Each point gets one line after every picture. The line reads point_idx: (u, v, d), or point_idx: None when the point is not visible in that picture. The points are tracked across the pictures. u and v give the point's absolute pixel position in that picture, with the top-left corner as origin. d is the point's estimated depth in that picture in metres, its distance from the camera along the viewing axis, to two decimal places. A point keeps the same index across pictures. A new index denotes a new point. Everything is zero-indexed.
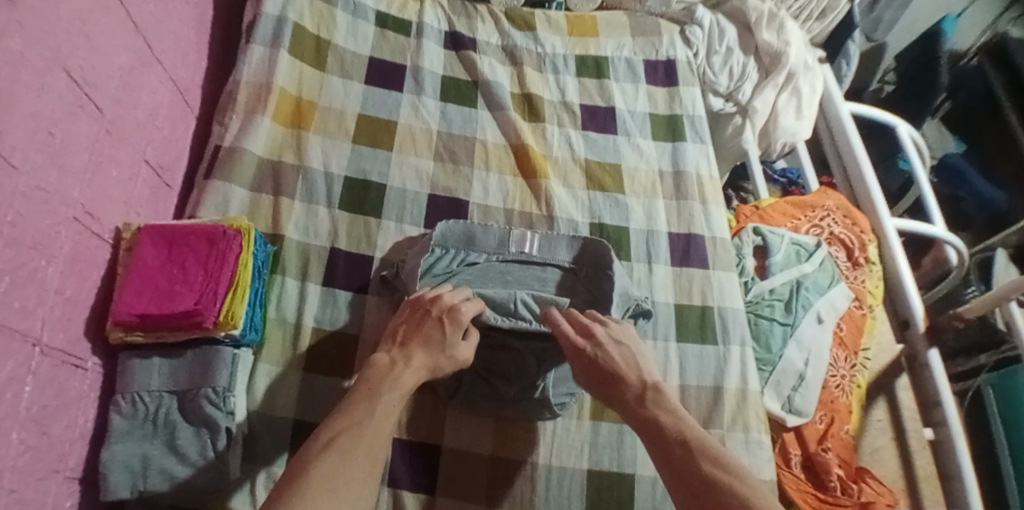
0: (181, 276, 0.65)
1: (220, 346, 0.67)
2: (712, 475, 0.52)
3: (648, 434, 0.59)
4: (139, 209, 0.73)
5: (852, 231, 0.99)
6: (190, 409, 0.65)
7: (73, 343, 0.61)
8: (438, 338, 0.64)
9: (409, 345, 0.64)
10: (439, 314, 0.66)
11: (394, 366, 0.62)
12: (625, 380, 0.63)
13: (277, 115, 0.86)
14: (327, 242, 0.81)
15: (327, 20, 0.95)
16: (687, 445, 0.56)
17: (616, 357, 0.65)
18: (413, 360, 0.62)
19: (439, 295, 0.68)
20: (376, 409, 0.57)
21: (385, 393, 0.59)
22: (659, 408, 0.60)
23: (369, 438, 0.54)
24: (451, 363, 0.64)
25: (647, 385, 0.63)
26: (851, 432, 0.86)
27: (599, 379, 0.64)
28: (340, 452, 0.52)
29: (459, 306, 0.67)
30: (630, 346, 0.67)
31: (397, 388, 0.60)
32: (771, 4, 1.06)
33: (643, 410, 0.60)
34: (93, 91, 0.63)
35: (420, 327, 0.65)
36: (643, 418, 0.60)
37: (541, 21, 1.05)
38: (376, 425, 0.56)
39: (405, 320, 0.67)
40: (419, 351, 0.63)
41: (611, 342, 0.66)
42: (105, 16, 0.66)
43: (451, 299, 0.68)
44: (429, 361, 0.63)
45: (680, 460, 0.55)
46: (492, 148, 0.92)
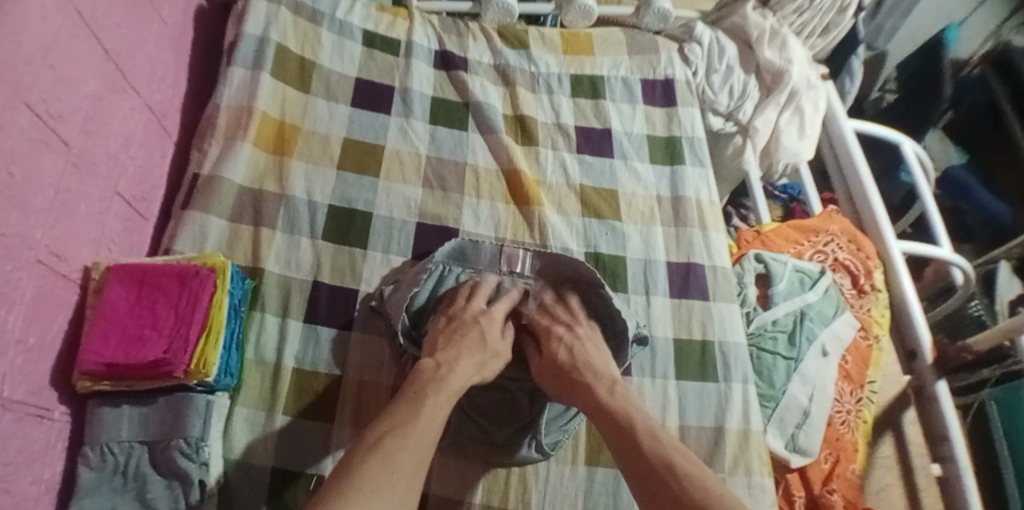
0: (151, 320, 0.61)
1: (192, 393, 0.63)
2: (679, 468, 0.56)
3: (606, 423, 0.63)
4: (111, 245, 0.70)
5: (857, 257, 0.96)
6: (161, 460, 0.62)
7: (37, 393, 0.57)
8: (478, 337, 0.71)
9: (454, 351, 0.68)
10: (475, 317, 0.73)
11: (440, 369, 0.65)
12: (588, 373, 0.68)
13: (259, 140, 0.83)
14: (309, 275, 0.77)
15: (312, 39, 0.92)
16: (651, 435, 0.60)
17: (589, 353, 0.71)
18: (459, 364, 0.66)
19: (467, 304, 0.76)
20: (422, 409, 0.59)
21: (432, 394, 0.61)
22: (622, 401, 0.64)
23: (416, 437, 0.56)
24: (490, 356, 0.70)
25: (615, 382, 0.68)
26: (857, 472, 0.82)
27: (563, 374, 0.69)
28: (390, 452, 0.54)
29: (490, 309, 0.75)
30: (596, 344, 0.74)
31: (444, 390, 0.63)
32: (773, 20, 1.01)
33: (609, 400, 0.64)
34: (59, 124, 0.59)
35: (459, 331, 0.71)
36: (603, 410, 0.64)
37: (534, 39, 1.01)
38: (422, 425, 0.58)
39: (446, 328, 0.72)
40: (465, 355, 0.68)
41: (582, 341, 0.73)
42: (73, 42, 0.62)
43: (479, 305, 0.76)
44: (473, 360, 0.68)
45: (645, 450, 0.58)
46: (483, 174, 0.88)
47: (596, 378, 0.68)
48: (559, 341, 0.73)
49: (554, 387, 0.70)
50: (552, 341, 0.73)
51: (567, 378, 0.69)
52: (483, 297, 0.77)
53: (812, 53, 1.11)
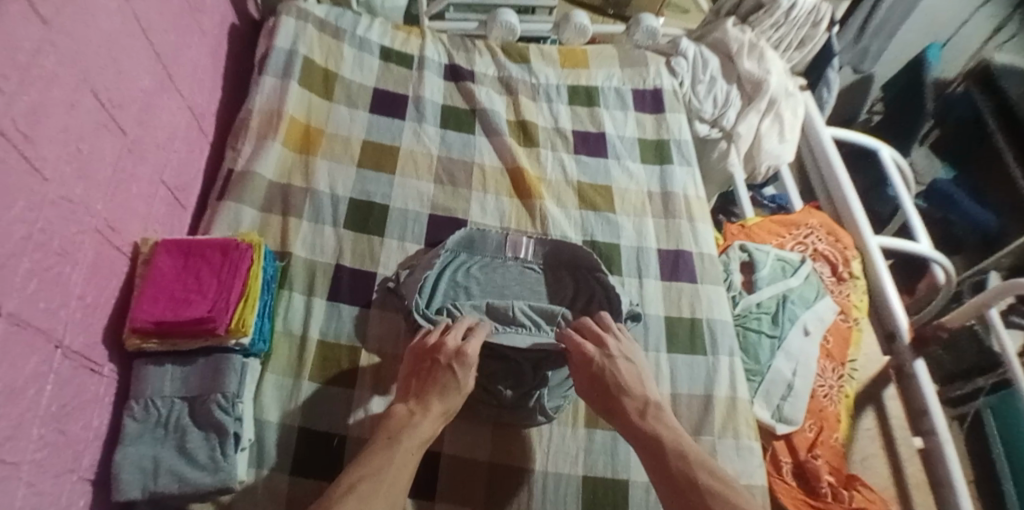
0: (195, 285, 0.69)
1: (231, 353, 0.70)
2: (706, 488, 0.59)
3: (644, 447, 0.65)
4: (156, 227, 0.78)
5: (835, 247, 1.03)
6: (200, 413, 0.68)
7: (92, 347, 0.64)
8: (450, 384, 0.68)
9: (425, 396, 0.67)
10: (450, 359, 0.70)
11: (413, 415, 0.65)
12: (623, 395, 0.69)
13: (287, 140, 0.92)
14: (332, 258, 0.85)
15: (336, 53, 1.02)
16: (680, 453, 0.63)
17: (619, 370, 0.71)
18: (430, 412, 0.66)
19: (443, 339, 0.72)
20: (393, 459, 0.61)
21: (404, 443, 0.63)
22: (654, 424, 0.66)
23: (386, 488, 0.59)
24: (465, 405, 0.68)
25: (649, 402, 0.69)
26: (840, 440, 0.88)
27: (599, 395, 0.70)
28: (366, 503, 0.56)
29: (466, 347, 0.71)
30: (628, 358, 0.73)
31: (416, 437, 0.63)
32: (751, 35, 1.11)
33: (642, 424, 0.66)
34: (118, 112, 0.68)
35: (432, 375, 0.69)
36: (640, 434, 0.65)
37: (535, 54, 1.11)
38: (393, 475, 0.60)
39: (417, 371, 0.70)
40: (434, 403, 0.67)
41: (612, 357, 0.72)
42: (130, 44, 0.72)
43: (454, 341, 0.72)
44: (444, 408, 0.67)
45: (675, 470, 0.61)
46: (489, 172, 0.97)
47: (630, 397, 0.69)
48: (585, 359, 0.71)
49: (592, 404, 0.71)
50: (580, 359, 0.72)
51: (603, 394, 0.70)
52: (459, 332, 0.73)
53: (791, 65, 1.21)
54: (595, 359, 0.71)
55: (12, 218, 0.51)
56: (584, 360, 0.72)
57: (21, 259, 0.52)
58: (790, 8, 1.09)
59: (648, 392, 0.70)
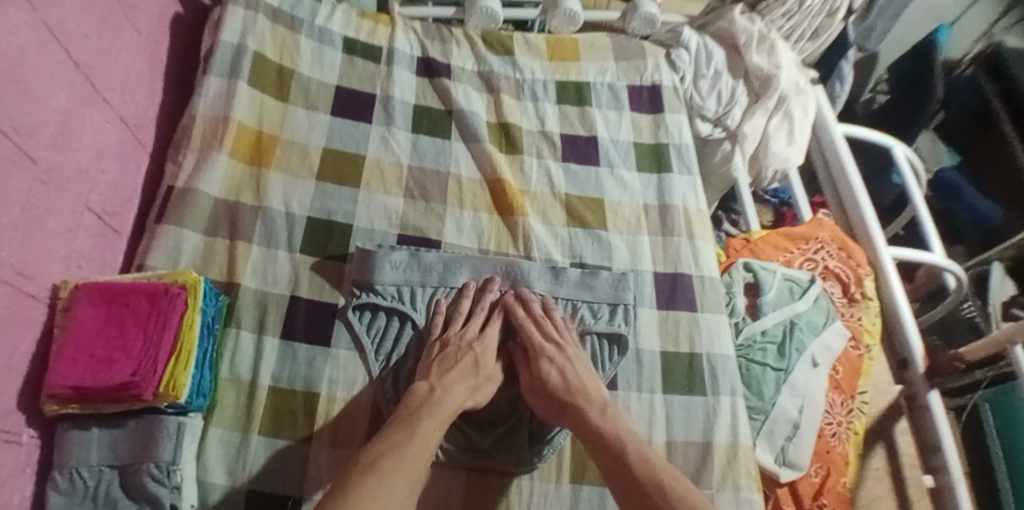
0: (119, 340, 0.59)
1: (163, 416, 0.61)
2: (669, 486, 0.59)
3: (601, 448, 0.64)
4: (82, 262, 0.68)
5: (848, 265, 0.94)
6: (132, 484, 0.60)
7: (4, 417, 0.55)
8: (472, 364, 0.71)
9: (447, 377, 0.68)
10: (470, 342, 0.73)
11: (433, 391, 0.67)
12: (582, 398, 0.69)
13: (235, 150, 0.81)
14: (287, 289, 0.75)
15: (291, 47, 0.90)
16: (642, 454, 0.62)
17: (579, 374, 0.71)
18: (454, 387, 0.68)
19: (463, 326, 0.75)
20: (418, 432, 0.62)
21: (426, 418, 0.64)
22: (614, 423, 0.66)
23: (409, 460, 0.58)
24: (481, 382, 0.71)
25: (606, 404, 0.69)
26: (848, 484, 0.80)
27: (553, 397, 0.70)
28: (384, 475, 0.56)
29: (485, 334, 0.75)
30: (585, 364, 0.73)
31: (438, 413, 0.65)
32: (761, 25, 1.00)
33: (601, 424, 0.66)
34: (27, 140, 0.57)
35: (451, 358, 0.71)
36: (596, 437, 0.65)
37: (519, 45, 1.00)
38: (416, 448, 0.60)
39: (439, 353, 0.72)
40: (458, 379, 0.69)
41: (571, 362, 0.72)
42: (41, 54, 0.60)
43: (472, 329, 0.75)
44: (469, 386, 0.69)
45: (637, 473, 0.61)
46: (466, 184, 0.86)
47: (588, 401, 0.68)
48: (549, 363, 0.72)
49: (545, 411, 0.70)
50: (542, 363, 0.72)
51: (556, 400, 0.69)
52: (478, 322, 0.76)
53: (801, 57, 1.10)
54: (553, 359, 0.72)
55: None
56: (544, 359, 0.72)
57: None
58: None
59: (601, 396, 0.70)
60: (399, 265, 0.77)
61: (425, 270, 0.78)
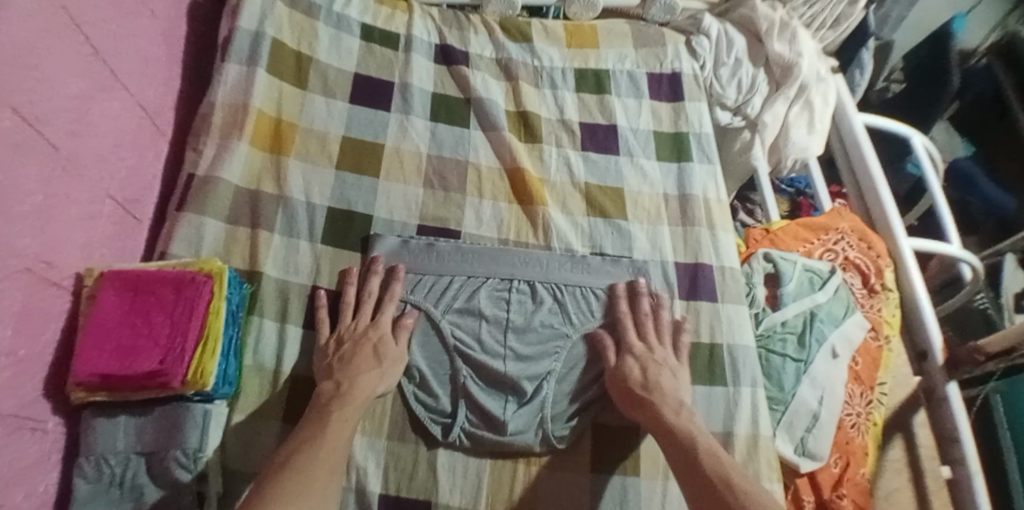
0: (146, 329, 0.60)
1: (190, 403, 0.62)
2: (736, 484, 0.59)
3: (673, 444, 0.65)
4: (103, 250, 0.68)
5: (868, 256, 0.94)
6: (158, 471, 0.61)
7: (29, 405, 0.55)
8: (371, 350, 0.69)
9: (350, 368, 0.67)
10: (367, 329, 0.71)
11: (341, 386, 0.66)
12: (657, 394, 0.69)
13: (255, 139, 0.80)
14: (308, 278, 0.76)
15: (309, 33, 0.89)
16: (712, 456, 0.63)
17: (660, 373, 0.71)
18: (360, 378, 0.67)
19: (360, 313, 0.73)
20: (330, 425, 0.62)
21: (335, 411, 0.63)
22: (686, 423, 0.66)
23: (325, 453, 0.59)
24: (391, 367, 0.69)
25: (682, 404, 0.69)
26: (866, 475, 0.81)
27: (632, 393, 0.70)
28: (300, 473, 0.56)
29: (378, 319, 0.72)
30: (669, 364, 0.73)
31: (348, 403, 0.64)
32: (782, 12, 0.98)
33: (674, 422, 0.66)
34: (46, 128, 0.57)
35: (352, 351, 0.69)
36: (670, 434, 0.65)
37: (537, 31, 0.98)
38: (331, 440, 0.60)
39: (337, 348, 0.70)
40: (363, 369, 0.68)
41: (656, 362, 0.72)
42: (58, 40, 0.59)
43: (366, 316, 0.73)
44: (376, 371, 0.68)
45: (704, 467, 0.61)
46: (486, 173, 0.86)
47: (664, 398, 0.69)
48: (634, 360, 0.72)
49: (623, 404, 0.71)
50: (626, 360, 0.72)
51: (632, 395, 0.70)
52: (369, 309, 0.73)
53: (822, 45, 1.08)
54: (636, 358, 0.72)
55: None
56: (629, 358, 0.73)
57: None
58: None
59: (678, 395, 0.70)
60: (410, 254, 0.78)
61: (444, 259, 0.78)
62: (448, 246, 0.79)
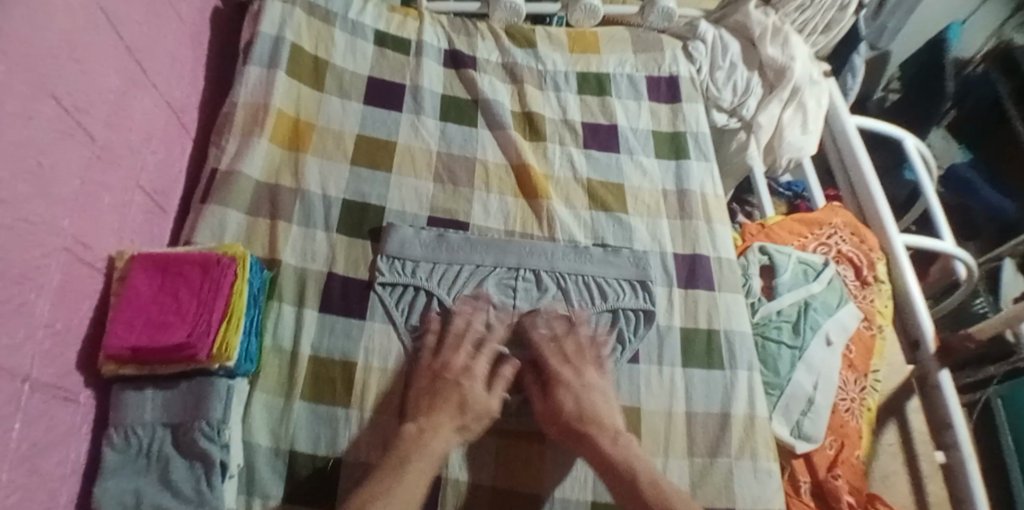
0: (174, 306, 0.63)
1: (214, 377, 0.65)
2: None
3: (613, 477, 0.68)
4: (133, 236, 0.72)
5: (860, 249, 0.97)
6: (183, 441, 0.64)
7: (65, 376, 0.59)
8: (458, 399, 0.71)
9: (434, 415, 0.69)
10: (457, 377, 0.73)
11: (424, 432, 0.68)
12: (595, 427, 0.71)
13: (275, 136, 0.85)
14: (324, 266, 0.80)
15: (326, 39, 0.94)
16: (654, 487, 0.66)
17: (594, 402, 0.73)
18: (441, 429, 0.69)
19: (451, 357, 0.74)
20: (407, 474, 0.63)
21: (415, 458, 0.65)
22: (626, 453, 0.69)
23: (399, 501, 0.61)
24: (476, 416, 0.71)
25: (618, 432, 0.71)
26: (862, 457, 0.83)
27: (568, 425, 0.71)
28: None
29: (474, 363, 0.74)
30: (602, 389, 0.75)
31: (427, 453, 0.66)
32: (775, 18, 1.03)
33: (614, 454, 0.69)
34: (84, 117, 0.62)
35: (442, 395, 0.71)
36: (609, 470, 0.68)
37: (541, 38, 1.04)
38: (406, 488, 0.62)
39: (424, 391, 0.72)
40: (445, 420, 0.69)
41: (588, 388, 0.74)
42: (96, 37, 0.64)
43: (462, 359, 0.75)
44: (454, 422, 0.70)
45: (648, 498, 0.65)
46: (493, 169, 0.90)
47: (601, 430, 0.71)
48: (565, 390, 0.73)
49: (558, 434, 0.72)
50: (559, 389, 0.73)
51: (568, 427, 0.71)
52: (468, 350, 0.75)
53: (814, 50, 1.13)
54: (565, 387, 0.73)
55: None
56: (556, 388, 0.74)
57: None
58: None
59: (613, 421, 0.72)
60: (419, 244, 0.81)
61: (451, 248, 0.82)
62: (453, 235, 0.83)
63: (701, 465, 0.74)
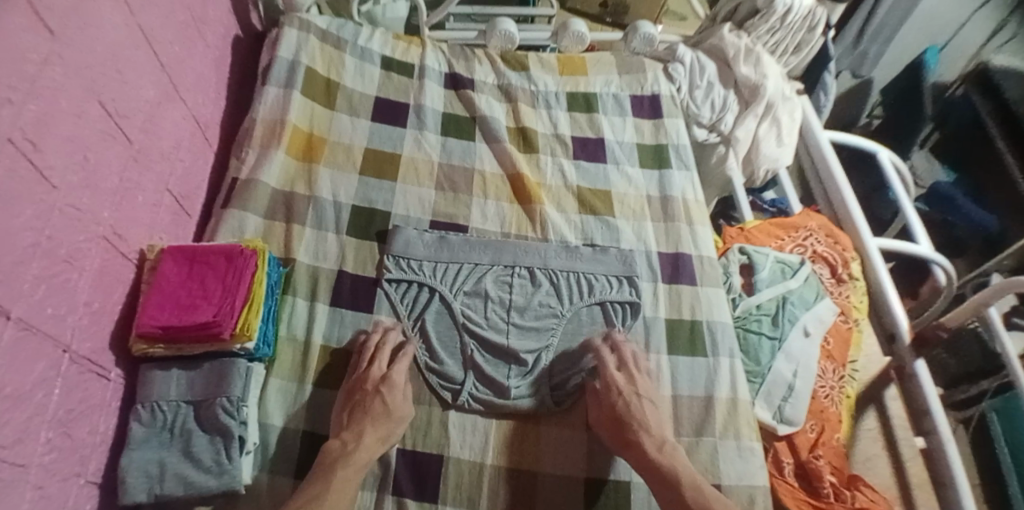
0: (201, 291, 0.70)
1: (236, 358, 0.71)
2: None
3: (658, 480, 0.70)
4: (161, 234, 0.79)
5: (834, 249, 1.04)
6: (204, 417, 0.69)
7: (99, 352, 0.65)
8: (378, 410, 0.72)
9: (356, 425, 0.71)
10: (376, 386, 0.74)
11: (347, 445, 0.70)
12: (643, 432, 0.73)
13: (290, 148, 0.93)
14: (334, 264, 0.86)
15: (337, 63, 1.03)
16: (695, 487, 0.68)
17: (644, 408, 0.76)
18: (364, 436, 0.70)
19: (369, 367, 0.76)
20: (334, 483, 0.65)
21: (341, 468, 0.67)
22: (671, 458, 0.71)
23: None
24: (395, 426, 0.73)
25: (665, 438, 0.73)
26: (842, 440, 0.88)
27: (622, 432, 0.74)
28: None
29: (391, 374, 0.75)
30: (651, 398, 0.78)
31: (352, 462, 0.68)
32: (748, 40, 1.12)
33: (658, 458, 0.71)
34: (124, 123, 0.70)
35: (362, 406, 0.73)
36: (656, 473, 0.70)
37: (534, 62, 1.13)
38: (334, 496, 0.65)
39: (348, 405, 0.73)
40: (368, 427, 0.71)
41: (639, 396, 0.77)
42: (135, 55, 0.73)
43: (379, 369, 0.76)
44: (378, 431, 0.71)
45: (689, 499, 0.67)
46: (490, 178, 0.98)
47: (648, 434, 0.73)
48: (617, 395, 0.76)
49: (610, 439, 0.75)
50: (611, 393, 0.77)
51: (621, 431, 0.74)
52: (384, 360, 0.77)
53: (787, 69, 1.22)
54: (621, 393, 0.77)
55: (20, 225, 0.52)
56: (611, 394, 0.77)
57: (31, 264, 0.53)
58: (785, 14, 1.09)
59: (662, 431, 0.75)
60: (422, 243, 0.88)
61: (451, 247, 0.89)
62: (453, 236, 0.90)
63: (688, 443, 0.78)
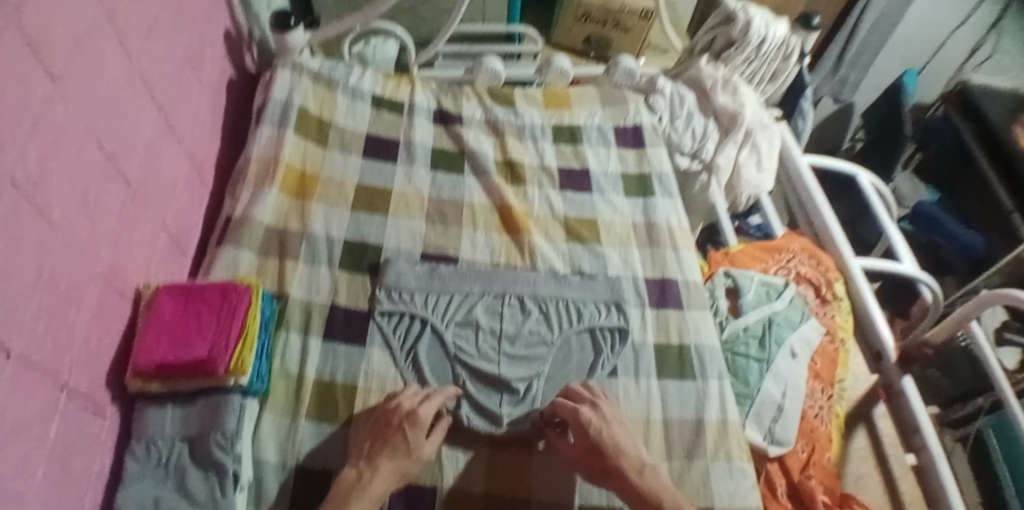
0: (196, 327, 0.72)
1: (230, 394, 0.72)
2: None
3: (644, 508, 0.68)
4: (157, 272, 0.81)
5: (818, 270, 1.06)
6: (199, 452, 0.70)
7: (95, 389, 0.66)
8: (400, 446, 0.71)
9: (375, 457, 0.70)
10: (401, 420, 0.72)
11: (363, 476, 0.69)
12: (623, 458, 0.71)
13: (283, 186, 0.96)
14: (328, 298, 0.88)
15: (329, 103, 1.07)
16: None
17: (615, 432, 0.74)
18: (380, 469, 0.69)
19: (400, 402, 0.75)
20: None
21: (355, 503, 0.66)
22: (655, 483, 0.70)
23: None
24: (417, 465, 0.71)
25: (646, 462, 0.72)
26: (833, 460, 0.89)
27: (601, 461, 0.72)
28: None
29: (419, 411, 0.73)
30: (619, 421, 0.76)
31: (367, 496, 0.66)
32: (723, 71, 1.17)
33: (642, 484, 0.69)
34: (122, 164, 0.72)
35: (383, 439, 0.71)
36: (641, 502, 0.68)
37: (520, 97, 1.17)
38: None
39: (370, 438, 0.72)
40: (386, 462, 0.69)
41: (608, 421, 0.75)
42: (134, 97, 0.76)
43: (411, 404, 0.75)
44: (396, 466, 0.70)
45: None
46: (479, 210, 1.01)
47: (628, 460, 0.71)
48: (585, 423, 0.74)
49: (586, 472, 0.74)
50: (578, 423, 0.74)
51: (595, 459, 0.72)
52: (418, 395, 0.76)
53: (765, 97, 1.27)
54: (591, 421, 0.74)
55: (22, 262, 0.53)
56: (578, 421, 0.74)
57: (32, 299, 0.55)
58: (759, 45, 1.13)
59: (641, 456, 0.73)
60: (413, 275, 0.90)
61: (442, 278, 0.91)
62: (444, 267, 0.92)
63: (680, 466, 0.79)
